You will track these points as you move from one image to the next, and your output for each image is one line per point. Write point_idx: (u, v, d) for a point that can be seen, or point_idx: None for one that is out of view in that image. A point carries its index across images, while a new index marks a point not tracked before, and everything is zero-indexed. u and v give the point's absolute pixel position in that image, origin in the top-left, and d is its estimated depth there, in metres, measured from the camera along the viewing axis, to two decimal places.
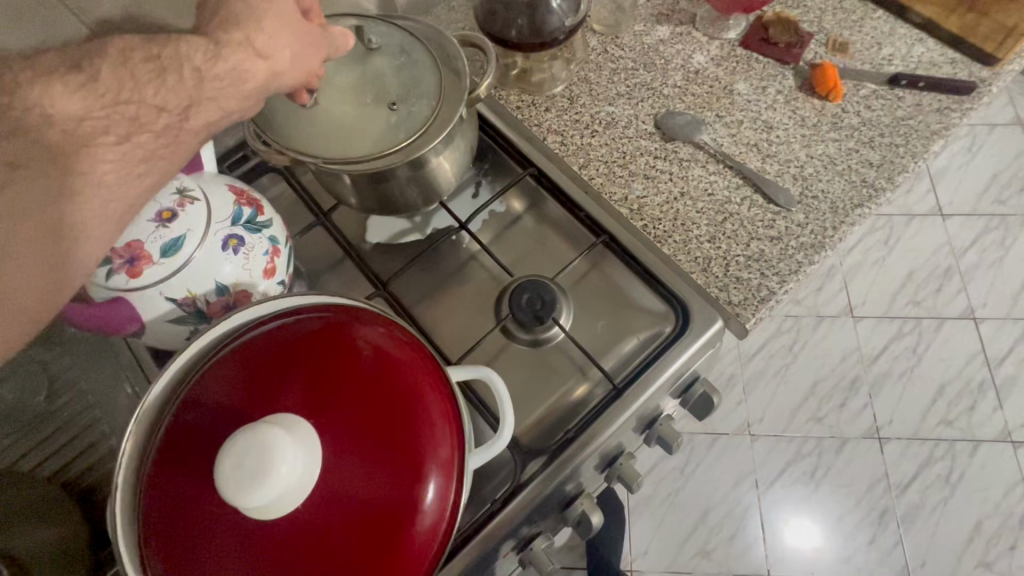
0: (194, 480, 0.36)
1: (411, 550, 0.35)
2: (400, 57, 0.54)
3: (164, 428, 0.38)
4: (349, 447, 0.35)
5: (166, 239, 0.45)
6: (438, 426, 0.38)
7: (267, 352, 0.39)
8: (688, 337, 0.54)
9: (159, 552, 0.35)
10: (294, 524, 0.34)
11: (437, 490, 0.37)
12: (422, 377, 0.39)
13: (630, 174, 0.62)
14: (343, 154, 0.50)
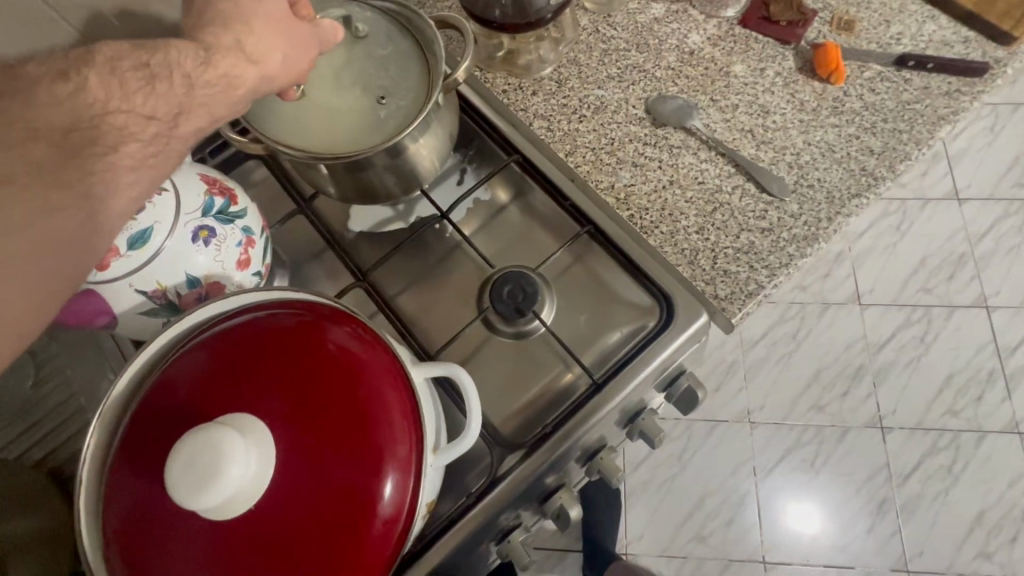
0: (155, 477, 0.36)
1: (372, 548, 0.35)
2: (385, 44, 0.51)
3: (126, 424, 0.38)
4: (306, 446, 0.35)
5: (134, 231, 0.44)
6: (399, 425, 0.37)
7: (228, 349, 0.38)
8: (672, 330, 0.52)
9: (118, 547, 0.35)
10: (247, 522, 0.34)
11: (399, 489, 0.36)
12: (385, 375, 0.38)
13: (617, 162, 0.60)
14: (327, 146, 0.49)
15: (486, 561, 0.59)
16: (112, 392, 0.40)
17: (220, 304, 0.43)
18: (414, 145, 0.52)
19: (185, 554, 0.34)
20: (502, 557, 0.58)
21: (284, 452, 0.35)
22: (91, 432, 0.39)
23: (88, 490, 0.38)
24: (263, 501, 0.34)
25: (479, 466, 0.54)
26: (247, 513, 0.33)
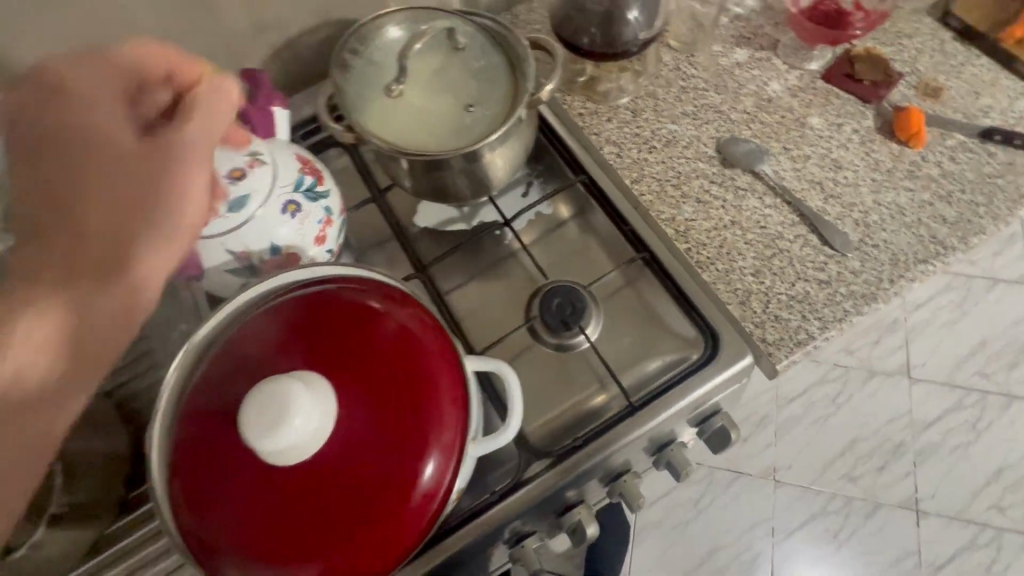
0: (219, 421, 0.38)
1: (406, 522, 0.37)
2: (480, 58, 0.55)
3: (204, 366, 0.40)
4: (361, 414, 0.38)
5: (233, 196, 0.48)
6: (446, 409, 0.39)
7: (304, 315, 0.41)
8: (715, 366, 0.53)
9: (179, 476, 0.38)
10: (299, 474, 0.36)
11: (439, 473, 0.38)
12: (439, 360, 0.40)
13: (681, 196, 0.61)
14: (413, 143, 0.52)
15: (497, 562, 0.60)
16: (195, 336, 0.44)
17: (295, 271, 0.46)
18: (492, 154, 0.55)
19: (239, 493, 0.37)
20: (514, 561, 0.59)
21: (342, 418, 0.37)
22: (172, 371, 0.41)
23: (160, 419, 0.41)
24: (316, 455, 0.36)
25: (504, 467, 0.55)
26: (302, 464, 0.36)
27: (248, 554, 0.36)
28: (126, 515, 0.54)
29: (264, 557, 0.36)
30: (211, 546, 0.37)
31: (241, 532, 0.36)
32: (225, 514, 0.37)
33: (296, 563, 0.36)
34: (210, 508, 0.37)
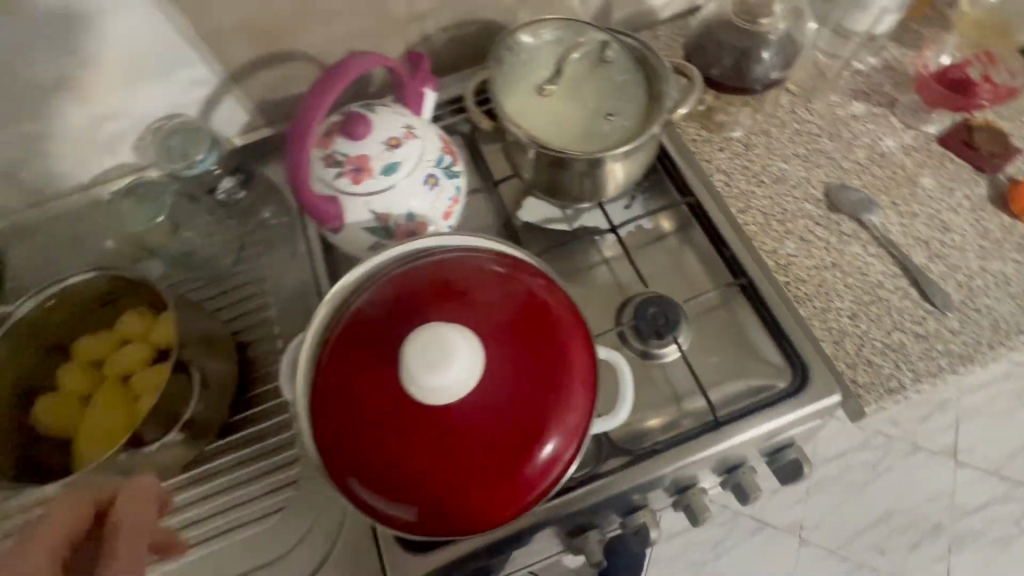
0: (370, 357, 0.41)
1: (524, 486, 0.41)
2: (623, 73, 0.58)
3: (352, 309, 0.44)
4: (502, 381, 0.40)
5: (388, 161, 0.53)
6: (575, 393, 0.42)
7: (456, 276, 0.44)
8: (803, 398, 0.55)
9: (322, 404, 0.41)
10: (439, 424, 0.39)
11: (559, 450, 0.41)
12: (573, 345, 0.43)
13: (785, 231, 0.63)
14: (552, 140, 0.56)
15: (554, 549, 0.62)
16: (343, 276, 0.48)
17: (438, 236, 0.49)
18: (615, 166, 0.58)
19: (380, 426, 0.40)
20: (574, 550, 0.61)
21: (487, 379, 0.40)
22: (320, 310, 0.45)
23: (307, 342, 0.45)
24: (459, 408, 0.39)
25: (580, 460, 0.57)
26: (445, 412, 0.39)
27: (379, 483, 0.40)
28: (233, 436, 0.59)
29: (393, 487, 0.40)
30: (344, 467, 0.41)
31: (376, 462, 0.40)
32: (362, 443, 0.40)
33: (421, 500, 0.40)
34: (350, 433, 0.40)
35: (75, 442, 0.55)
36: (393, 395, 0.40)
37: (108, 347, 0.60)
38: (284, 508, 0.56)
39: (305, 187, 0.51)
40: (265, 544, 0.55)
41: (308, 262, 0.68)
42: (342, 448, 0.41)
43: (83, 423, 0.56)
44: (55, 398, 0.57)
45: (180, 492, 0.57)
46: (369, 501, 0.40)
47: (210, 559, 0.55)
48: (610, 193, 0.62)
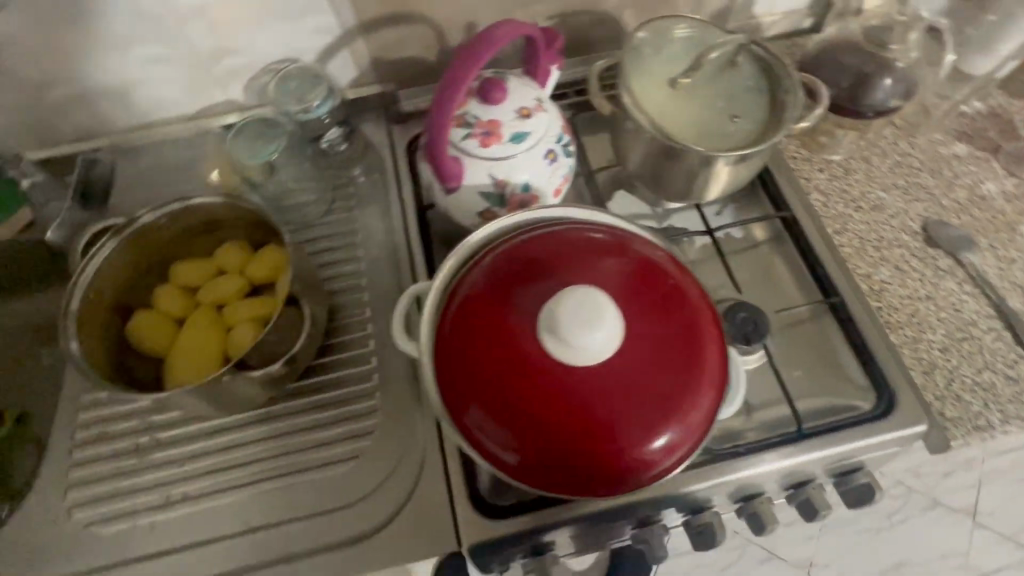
0: (510, 311, 0.42)
1: (642, 464, 0.41)
2: (749, 78, 0.59)
3: (494, 260, 0.44)
4: (637, 361, 0.41)
5: (516, 129, 0.53)
6: (703, 393, 0.42)
7: (600, 249, 0.44)
8: (888, 422, 0.55)
9: (454, 342, 0.43)
10: (570, 387, 0.40)
11: (675, 442, 0.41)
12: (708, 347, 0.43)
13: (881, 258, 0.64)
14: (674, 131, 0.56)
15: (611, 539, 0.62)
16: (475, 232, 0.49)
17: (572, 209, 0.50)
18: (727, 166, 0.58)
19: (514, 380, 0.40)
20: (633, 541, 0.61)
21: (626, 352, 0.41)
22: (458, 253, 0.46)
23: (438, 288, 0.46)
24: (593, 376, 0.40)
25: None
26: (581, 376, 0.40)
27: (502, 434, 0.41)
28: (313, 379, 0.60)
29: (516, 441, 0.40)
30: (469, 412, 0.42)
31: (503, 413, 0.41)
32: (492, 392, 0.41)
33: (541, 458, 0.40)
34: (481, 381, 0.41)
35: (166, 361, 0.56)
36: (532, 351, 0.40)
37: (205, 275, 0.61)
38: (359, 456, 0.56)
39: (439, 144, 0.52)
40: (337, 488, 0.55)
41: (399, 223, 0.69)
42: (470, 394, 0.41)
43: (176, 344, 0.57)
44: (152, 315, 0.58)
45: (258, 426, 0.58)
46: (489, 449, 0.41)
47: (280, 496, 0.55)
48: (711, 193, 0.63)
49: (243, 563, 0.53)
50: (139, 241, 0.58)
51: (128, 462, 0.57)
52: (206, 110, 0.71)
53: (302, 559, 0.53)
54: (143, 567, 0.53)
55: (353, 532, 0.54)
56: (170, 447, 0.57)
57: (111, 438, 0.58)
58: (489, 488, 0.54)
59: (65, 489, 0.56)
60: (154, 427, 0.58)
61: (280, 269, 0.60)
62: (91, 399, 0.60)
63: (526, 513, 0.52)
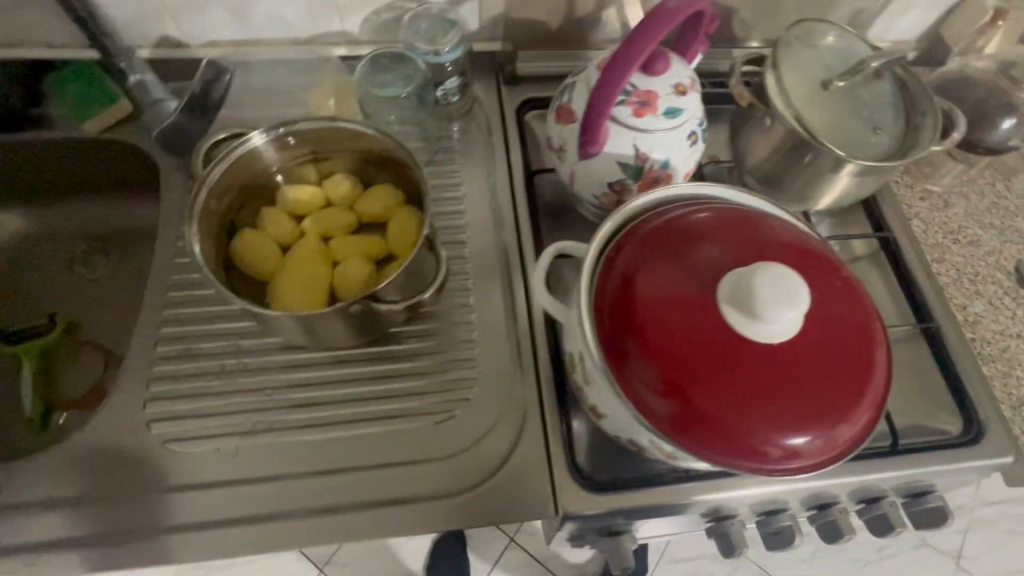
0: (685, 275, 0.42)
1: (794, 453, 0.40)
2: (888, 94, 0.59)
3: (666, 223, 0.45)
4: (809, 349, 0.40)
5: (670, 104, 0.52)
6: (865, 400, 0.40)
7: (776, 235, 0.44)
8: (976, 450, 0.56)
9: (619, 291, 0.43)
10: (738, 357, 0.39)
11: (828, 442, 0.40)
12: (878, 357, 0.41)
13: (976, 292, 0.65)
14: (815, 132, 0.56)
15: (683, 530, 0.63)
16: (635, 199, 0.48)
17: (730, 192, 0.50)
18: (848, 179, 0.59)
19: (682, 343, 0.40)
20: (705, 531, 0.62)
21: (799, 337, 0.40)
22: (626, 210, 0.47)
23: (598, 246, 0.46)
24: (764, 351, 0.39)
25: None
26: (755, 351, 0.39)
27: (656, 390, 0.40)
28: (410, 326, 0.59)
29: (672, 403, 0.40)
30: (626, 369, 0.41)
31: (663, 374, 0.40)
32: (654, 352, 0.40)
33: (693, 427, 0.40)
34: (644, 339, 0.41)
35: (271, 285, 0.54)
36: (706, 319, 0.40)
37: (312, 203, 0.58)
38: (457, 411, 0.56)
39: (594, 116, 0.50)
40: (431, 440, 0.55)
41: (503, 185, 0.67)
42: (630, 351, 0.41)
43: (282, 268, 0.54)
44: (257, 235, 0.55)
45: (352, 366, 0.57)
46: (639, 408, 0.41)
47: (370, 440, 0.54)
48: (817, 204, 0.63)
49: (326, 502, 0.52)
50: (255, 156, 0.56)
51: (214, 382, 0.55)
52: (319, 39, 0.69)
53: (389, 507, 0.52)
54: (224, 493, 0.51)
55: (444, 486, 0.53)
56: (259, 374, 0.56)
57: (196, 356, 0.56)
58: (585, 461, 0.54)
59: (146, 401, 0.54)
60: (242, 352, 0.56)
61: (392, 210, 0.58)
62: (173, 312, 0.57)
63: (626, 490, 0.52)
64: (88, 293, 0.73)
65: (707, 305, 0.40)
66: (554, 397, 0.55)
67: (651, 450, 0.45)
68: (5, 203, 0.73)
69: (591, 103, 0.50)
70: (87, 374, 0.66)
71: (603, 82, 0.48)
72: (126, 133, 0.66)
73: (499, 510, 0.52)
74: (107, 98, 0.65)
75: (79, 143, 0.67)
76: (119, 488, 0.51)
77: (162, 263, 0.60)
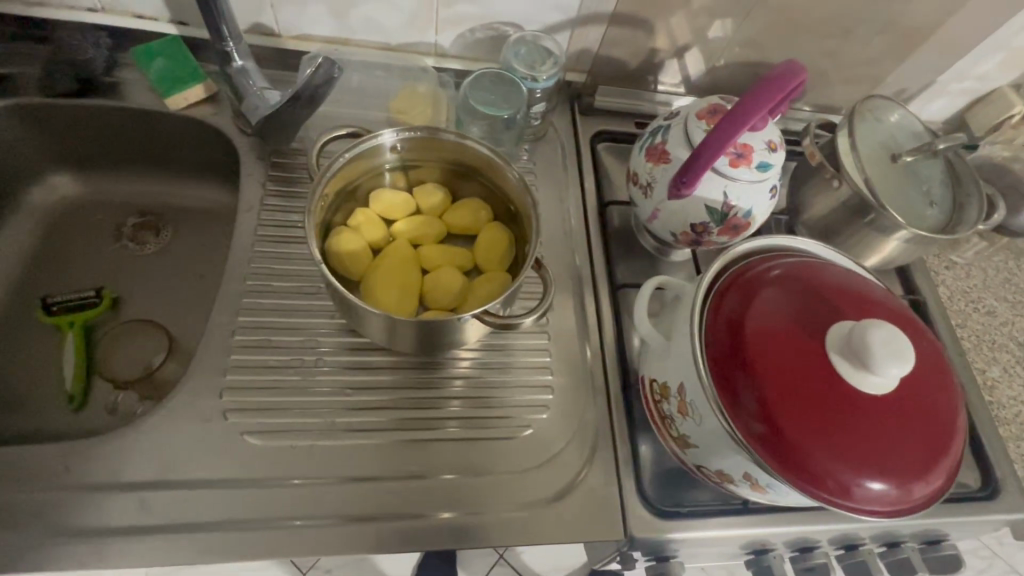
0: (790, 319, 0.45)
1: (875, 498, 0.42)
2: (938, 175, 0.65)
3: (769, 270, 0.49)
4: (898, 401, 0.43)
5: (763, 158, 0.56)
6: (945, 457, 0.43)
7: (876, 298, 0.48)
8: (995, 505, 0.61)
9: (727, 328, 0.46)
10: (839, 398, 0.42)
11: (911, 490, 0.42)
12: (955, 419, 0.44)
13: (993, 359, 0.71)
14: (882, 200, 0.61)
15: (719, 561, 0.65)
16: (734, 244, 0.53)
17: (822, 250, 0.54)
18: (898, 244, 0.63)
19: (790, 380, 0.43)
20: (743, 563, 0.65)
21: (895, 391, 0.43)
22: (728, 256, 0.51)
23: (706, 281, 0.50)
24: (863, 398, 0.42)
25: None
26: (857, 396, 0.42)
27: (757, 420, 0.43)
28: (487, 338, 0.60)
29: (772, 433, 0.42)
30: (730, 391, 0.44)
31: (767, 405, 0.43)
32: (761, 385, 0.43)
33: (788, 454, 0.42)
34: (752, 367, 0.44)
35: (363, 285, 0.54)
36: (813, 359, 0.43)
37: (405, 208, 0.59)
38: (531, 427, 0.57)
39: (698, 163, 0.53)
40: (504, 453, 0.55)
41: (576, 210, 0.70)
42: (736, 375, 0.44)
43: (375, 269, 0.55)
44: (354, 235, 0.56)
45: (427, 372, 0.58)
46: (739, 434, 0.43)
47: (443, 448, 0.55)
48: (865, 263, 0.66)
49: (395, 508, 0.52)
50: (362, 160, 0.57)
51: (290, 376, 0.55)
52: (409, 47, 0.70)
53: (460, 518, 0.52)
54: (299, 490, 0.51)
55: (517, 503, 0.53)
56: (335, 372, 0.56)
57: (274, 348, 0.57)
58: (649, 486, 0.56)
59: (222, 389, 0.55)
60: (319, 348, 0.57)
61: (482, 223, 0.60)
62: (252, 302, 0.58)
63: (688, 517, 0.54)
64: (133, 269, 0.70)
65: (815, 349, 0.44)
66: (624, 421, 0.58)
67: (735, 479, 0.47)
68: (55, 166, 0.70)
69: (697, 151, 0.53)
70: (129, 355, 0.64)
71: (713, 134, 0.52)
72: (207, 115, 0.66)
73: (569, 531, 0.53)
74: (193, 76, 0.65)
75: (152, 115, 0.65)
76: (192, 477, 0.51)
77: (241, 252, 0.61)
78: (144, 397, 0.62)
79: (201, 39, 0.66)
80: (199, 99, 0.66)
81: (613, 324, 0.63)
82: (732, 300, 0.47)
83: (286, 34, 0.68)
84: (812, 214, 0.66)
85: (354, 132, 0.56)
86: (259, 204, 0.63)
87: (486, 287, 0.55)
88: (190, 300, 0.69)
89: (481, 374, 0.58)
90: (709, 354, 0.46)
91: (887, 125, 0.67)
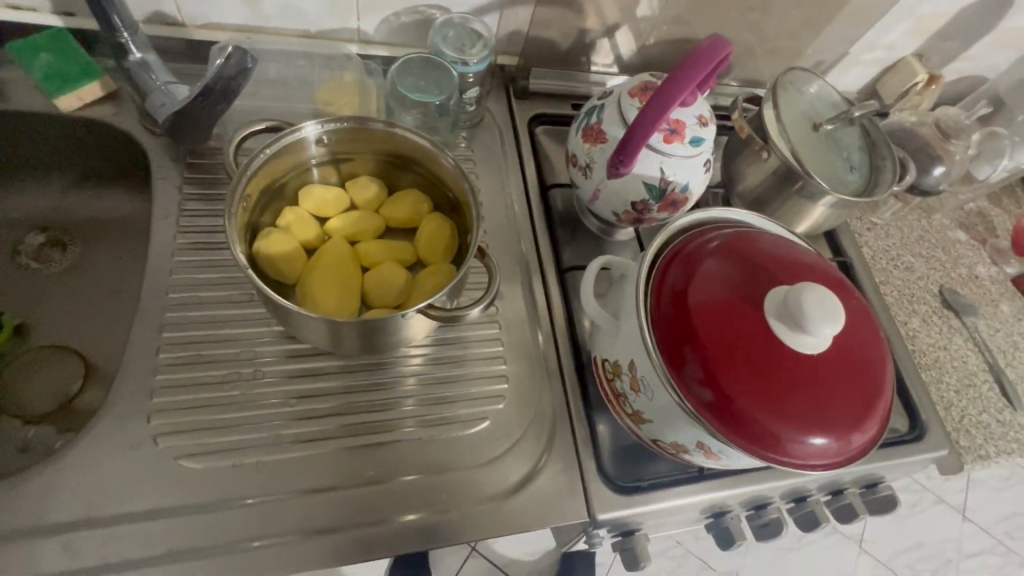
0: (729, 288, 0.46)
1: (817, 452, 0.44)
2: (856, 141, 0.69)
3: (707, 243, 0.50)
4: (831, 358, 0.45)
5: (696, 134, 0.57)
6: (876, 405, 0.46)
7: (808, 262, 0.50)
8: (922, 445, 0.66)
9: (671, 302, 0.47)
10: (779, 361, 0.44)
11: (849, 441, 0.44)
12: (883, 370, 0.47)
13: (913, 311, 0.77)
14: (805, 168, 0.63)
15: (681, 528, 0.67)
16: (674, 219, 0.54)
17: (756, 220, 0.56)
18: (825, 210, 0.65)
19: (733, 348, 0.44)
20: (707, 527, 0.67)
21: (831, 350, 0.45)
22: (667, 233, 0.52)
23: (649, 259, 0.50)
24: (800, 359, 0.44)
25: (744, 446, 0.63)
26: (798, 357, 0.44)
27: (704, 389, 0.44)
28: (436, 333, 0.58)
29: (719, 400, 0.44)
30: (679, 364, 0.45)
31: (713, 374, 0.44)
32: (706, 355, 0.44)
33: (736, 420, 0.43)
34: (699, 339, 0.45)
35: (300, 288, 0.51)
36: (754, 325, 0.45)
37: (338, 204, 0.56)
38: (488, 419, 0.56)
39: (633, 141, 0.54)
40: (462, 447, 0.54)
41: (518, 195, 0.68)
42: (684, 348, 0.45)
43: (312, 271, 0.52)
44: (284, 236, 0.52)
45: (376, 373, 0.55)
46: (688, 404, 0.44)
47: (399, 450, 0.53)
48: (795, 230, 0.68)
49: (352, 518, 0.50)
50: (286, 154, 0.53)
51: (227, 391, 0.52)
52: (331, 33, 0.67)
53: (424, 518, 0.51)
54: (249, 510, 0.48)
55: (479, 497, 0.53)
56: (278, 383, 0.53)
57: (206, 362, 0.53)
58: (609, 464, 0.57)
59: (149, 413, 0.50)
60: (256, 359, 0.54)
61: (421, 214, 0.57)
62: (177, 316, 0.54)
63: (649, 490, 0.56)
64: (41, 292, 0.64)
65: (753, 315, 0.45)
66: (580, 403, 0.58)
67: (690, 449, 0.49)
68: None
69: (632, 128, 0.53)
70: (43, 384, 0.58)
71: (645, 111, 0.52)
72: (109, 115, 0.60)
73: (536, 518, 0.53)
74: (85, 73, 0.59)
75: (42, 119, 0.59)
76: (126, 510, 0.47)
77: (162, 263, 0.56)
78: (63, 428, 0.57)
79: (93, 31, 0.60)
80: (97, 97, 0.60)
81: (562, 308, 0.63)
82: (674, 275, 0.48)
83: (193, 23, 0.63)
84: (744, 186, 0.68)
85: (275, 126, 0.53)
86: (177, 209, 0.58)
87: (430, 281, 0.53)
88: (109, 319, 0.63)
89: (433, 369, 0.57)
90: (657, 330, 0.47)
91: (807, 96, 0.70)
